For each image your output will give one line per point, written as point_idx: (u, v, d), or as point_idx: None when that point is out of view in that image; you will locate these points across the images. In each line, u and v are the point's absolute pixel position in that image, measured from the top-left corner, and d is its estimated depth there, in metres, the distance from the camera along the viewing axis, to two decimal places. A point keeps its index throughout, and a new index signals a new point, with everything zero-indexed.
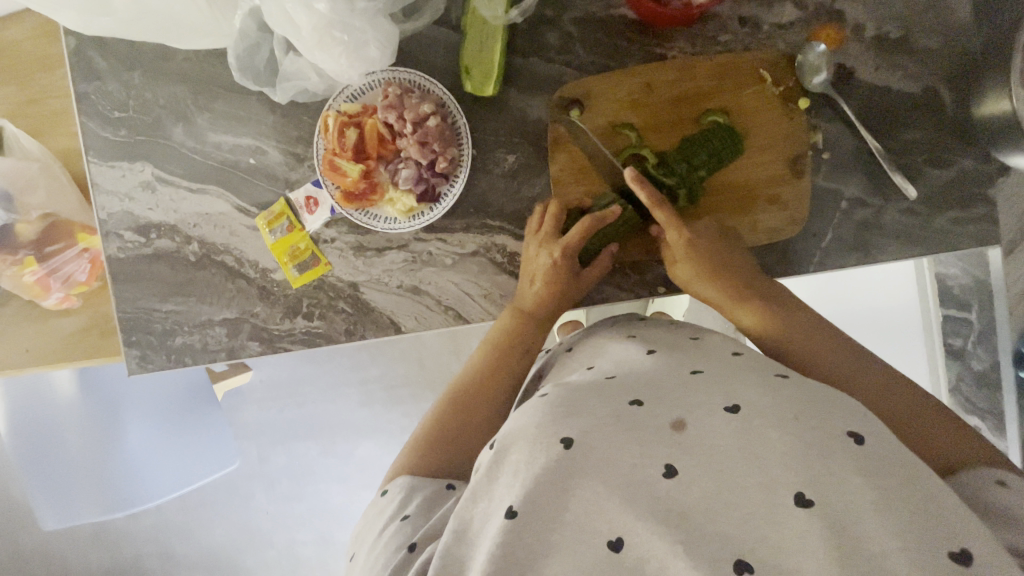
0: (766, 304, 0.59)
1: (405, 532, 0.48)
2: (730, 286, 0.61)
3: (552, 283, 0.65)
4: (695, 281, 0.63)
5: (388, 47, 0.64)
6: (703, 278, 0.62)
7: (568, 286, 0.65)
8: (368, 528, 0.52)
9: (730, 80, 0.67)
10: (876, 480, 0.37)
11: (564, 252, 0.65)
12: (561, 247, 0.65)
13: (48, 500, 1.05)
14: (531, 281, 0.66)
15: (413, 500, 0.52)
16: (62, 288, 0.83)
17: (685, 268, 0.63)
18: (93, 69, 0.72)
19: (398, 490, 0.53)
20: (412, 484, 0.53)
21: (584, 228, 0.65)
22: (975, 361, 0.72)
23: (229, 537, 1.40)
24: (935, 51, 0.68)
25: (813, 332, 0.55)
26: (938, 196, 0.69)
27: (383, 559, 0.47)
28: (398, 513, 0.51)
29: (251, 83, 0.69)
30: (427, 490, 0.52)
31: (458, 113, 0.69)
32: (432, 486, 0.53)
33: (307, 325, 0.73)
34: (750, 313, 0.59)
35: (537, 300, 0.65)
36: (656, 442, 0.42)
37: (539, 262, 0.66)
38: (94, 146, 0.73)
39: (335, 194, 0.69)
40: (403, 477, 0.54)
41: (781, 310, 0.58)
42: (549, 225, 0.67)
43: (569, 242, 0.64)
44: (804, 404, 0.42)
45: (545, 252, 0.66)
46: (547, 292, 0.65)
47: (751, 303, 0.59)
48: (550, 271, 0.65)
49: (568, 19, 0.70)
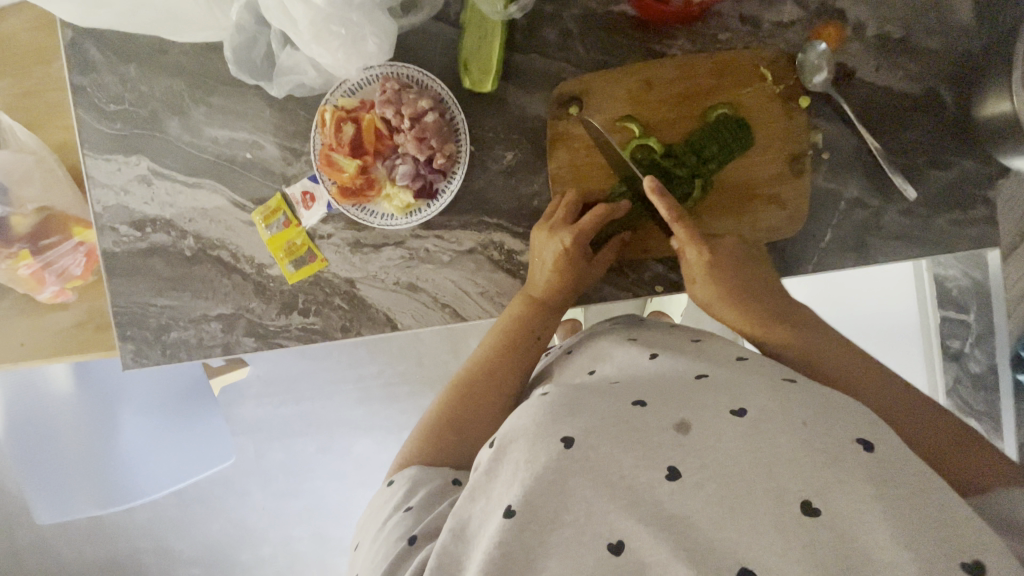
0: (788, 326, 0.57)
1: (408, 523, 0.48)
2: (755, 308, 0.59)
3: (563, 269, 0.64)
4: (716, 301, 0.62)
5: (385, 42, 0.64)
6: (726, 300, 0.61)
7: (578, 274, 0.65)
8: (372, 518, 0.52)
9: (731, 77, 0.67)
10: (887, 487, 0.36)
11: (576, 238, 0.63)
12: (573, 232, 0.64)
13: (43, 493, 1.05)
14: (542, 267, 0.65)
15: (417, 492, 0.51)
16: (57, 283, 0.82)
17: (707, 288, 0.62)
18: (89, 62, 0.72)
19: (404, 481, 0.53)
20: (418, 476, 0.53)
21: (596, 218, 0.64)
22: (972, 363, 0.73)
23: (225, 532, 1.40)
24: (937, 51, 0.67)
25: (830, 352, 0.54)
26: (939, 197, 0.68)
27: (384, 550, 0.47)
28: (402, 504, 0.50)
29: (247, 76, 0.68)
30: (431, 485, 0.52)
31: (456, 109, 0.69)
32: (438, 479, 0.53)
33: (303, 321, 0.72)
34: (775, 335, 0.57)
35: (546, 287, 0.65)
36: (661, 446, 0.42)
37: (549, 248, 0.65)
38: (90, 138, 0.73)
39: (331, 189, 0.68)
40: (410, 469, 0.54)
41: (804, 332, 0.56)
42: (560, 216, 0.66)
43: (581, 229, 0.64)
44: (809, 405, 0.42)
45: (557, 238, 0.64)
46: (557, 278, 0.64)
47: (774, 324, 0.58)
48: (561, 257, 0.63)
49: (567, 16, 0.69)
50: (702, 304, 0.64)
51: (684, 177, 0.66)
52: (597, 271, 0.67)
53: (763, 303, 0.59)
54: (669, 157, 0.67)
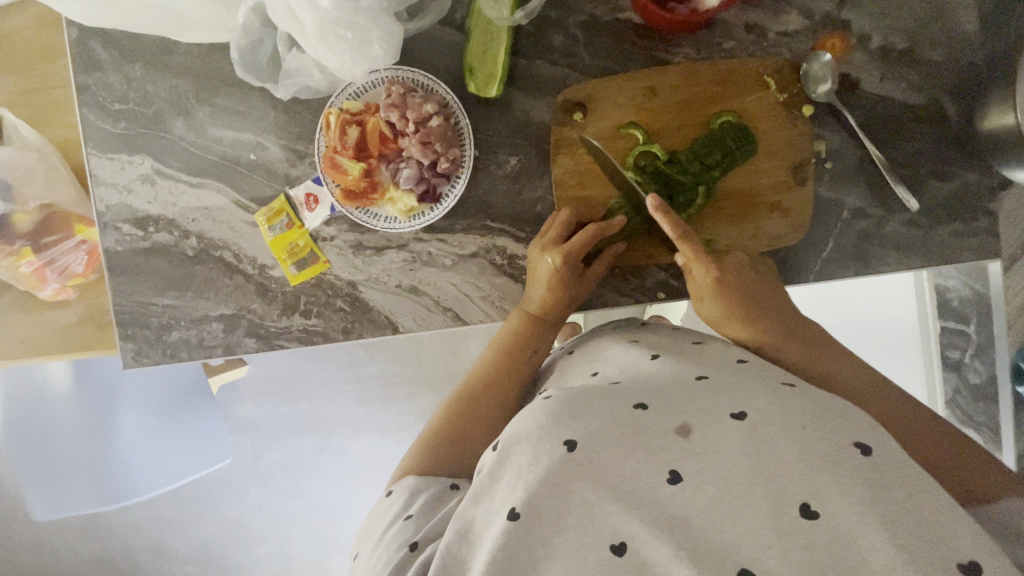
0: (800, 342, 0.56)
1: (409, 530, 0.48)
2: (768, 324, 0.58)
3: (556, 288, 0.65)
4: (727, 318, 0.60)
5: (391, 46, 0.64)
6: (738, 317, 0.59)
7: (570, 291, 0.65)
8: (373, 527, 0.52)
9: (734, 85, 0.67)
10: (878, 489, 0.37)
11: (566, 258, 0.64)
12: (563, 253, 0.64)
13: (39, 492, 1.04)
14: (536, 284, 0.66)
15: (417, 500, 0.51)
16: (58, 280, 0.82)
17: (715, 304, 0.61)
18: (95, 61, 0.72)
19: (403, 490, 0.53)
20: (419, 484, 0.53)
21: (586, 238, 0.64)
22: (971, 373, 0.72)
23: (222, 531, 1.40)
24: (940, 62, 0.68)
25: (846, 366, 0.53)
26: (940, 208, 0.68)
27: (386, 557, 0.47)
28: (403, 512, 0.51)
29: (253, 78, 0.68)
30: (430, 490, 0.52)
31: (460, 113, 0.69)
32: (436, 485, 0.53)
33: (305, 322, 0.72)
34: (792, 349, 0.55)
35: (541, 303, 0.65)
36: (662, 449, 0.42)
37: (541, 266, 0.65)
38: (94, 137, 0.73)
39: (335, 192, 0.69)
40: (409, 478, 0.54)
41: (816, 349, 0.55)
42: (552, 234, 0.67)
43: (572, 248, 0.64)
44: (812, 412, 0.41)
45: (547, 257, 0.65)
46: (551, 296, 0.65)
47: (788, 338, 0.56)
48: (554, 277, 0.64)
49: (573, 22, 0.69)
50: (710, 323, 0.63)
51: (688, 184, 0.66)
52: (589, 285, 0.67)
53: (776, 319, 0.58)
54: (674, 162, 0.67)
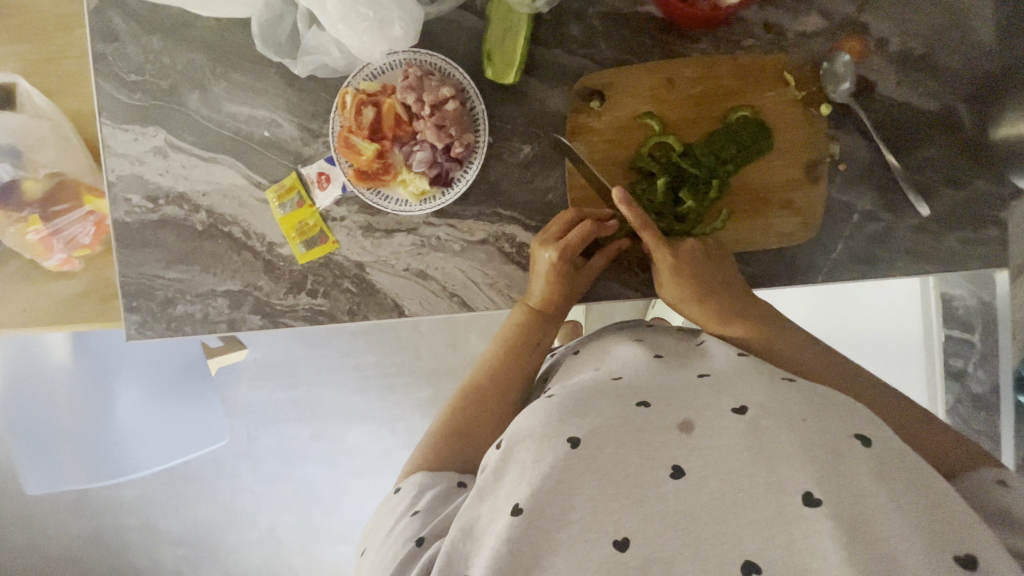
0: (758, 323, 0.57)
1: (415, 526, 0.48)
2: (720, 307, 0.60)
3: (553, 283, 0.65)
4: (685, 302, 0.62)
5: (411, 28, 0.65)
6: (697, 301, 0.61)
7: (568, 286, 0.65)
8: (379, 526, 0.53)
9: (754, 81, 0.67)
10: (886, 481, 0.37)
11: (563, 253, 0.64)
12: (560, 248, 0.64)
13: (36, 467, 1.04)
14: (536, 277, 0.67)
15: (424, 496, 0.51)
16: (64, 250, 0.81)
17: (672, 290, 0.63)
18: (113, 31, 0.72)
19: (412, 487, 0.53)
20: (425, 481, 0.53)
21: (584, 233, 0.65)
22: (974, 383, 0.71)
23: (214, 511, 1.40)
24: (957, 70, 0.68)
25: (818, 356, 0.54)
26: (950, 215, 0.69)
27: (392, 553, 0.47)
28: (410, 509, 0.51)
29: (272, 53, 0.69)
30: (437, 489, 0.52)
31: (476, 98, 0.68)
32: (443, 483, 0.53)
33: (310, 301, 0.72)
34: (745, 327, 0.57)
35: (543, 297, 0.66)
36: (663, 444, 0.42)
37: (539, 261, 0.66)
38: (109, 108, 0.73)
39: (347, 171, 0.68)
40: (416, 476, 0.54)
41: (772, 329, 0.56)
42: (553, 230, 0.67)
43: (569, 243, 0.64)
44: (808, 404, 0.42)
45: (544, 251, 0.65)
46: (552, 291, 0.65)
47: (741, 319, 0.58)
48: (550, 272, 0.65)
49: (593, 13, 0.69)
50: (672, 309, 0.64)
51: (702, 178, 0.66)
52: (587, 279, 0.67)
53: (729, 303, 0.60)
54: (689, 153, 0.67)
